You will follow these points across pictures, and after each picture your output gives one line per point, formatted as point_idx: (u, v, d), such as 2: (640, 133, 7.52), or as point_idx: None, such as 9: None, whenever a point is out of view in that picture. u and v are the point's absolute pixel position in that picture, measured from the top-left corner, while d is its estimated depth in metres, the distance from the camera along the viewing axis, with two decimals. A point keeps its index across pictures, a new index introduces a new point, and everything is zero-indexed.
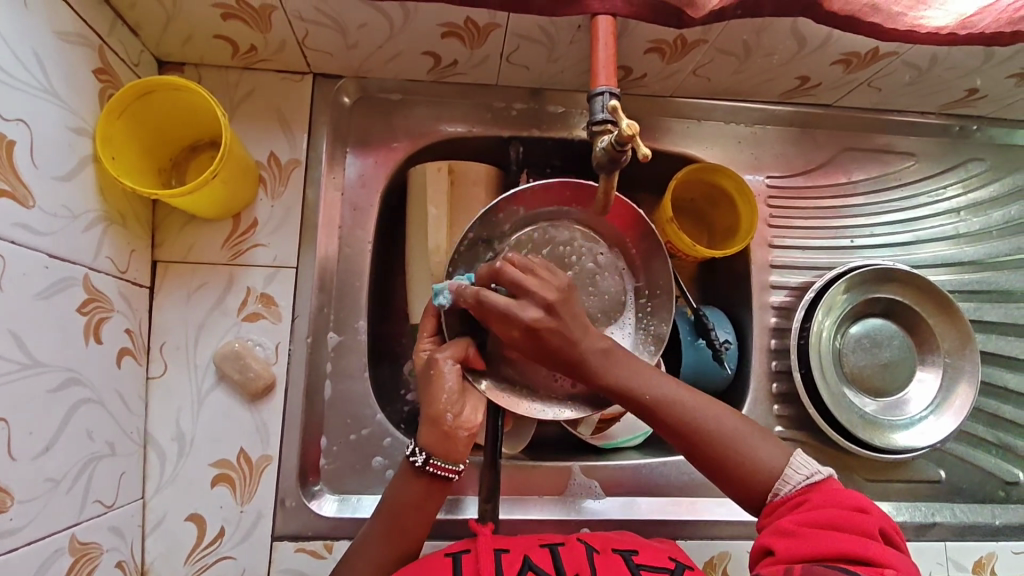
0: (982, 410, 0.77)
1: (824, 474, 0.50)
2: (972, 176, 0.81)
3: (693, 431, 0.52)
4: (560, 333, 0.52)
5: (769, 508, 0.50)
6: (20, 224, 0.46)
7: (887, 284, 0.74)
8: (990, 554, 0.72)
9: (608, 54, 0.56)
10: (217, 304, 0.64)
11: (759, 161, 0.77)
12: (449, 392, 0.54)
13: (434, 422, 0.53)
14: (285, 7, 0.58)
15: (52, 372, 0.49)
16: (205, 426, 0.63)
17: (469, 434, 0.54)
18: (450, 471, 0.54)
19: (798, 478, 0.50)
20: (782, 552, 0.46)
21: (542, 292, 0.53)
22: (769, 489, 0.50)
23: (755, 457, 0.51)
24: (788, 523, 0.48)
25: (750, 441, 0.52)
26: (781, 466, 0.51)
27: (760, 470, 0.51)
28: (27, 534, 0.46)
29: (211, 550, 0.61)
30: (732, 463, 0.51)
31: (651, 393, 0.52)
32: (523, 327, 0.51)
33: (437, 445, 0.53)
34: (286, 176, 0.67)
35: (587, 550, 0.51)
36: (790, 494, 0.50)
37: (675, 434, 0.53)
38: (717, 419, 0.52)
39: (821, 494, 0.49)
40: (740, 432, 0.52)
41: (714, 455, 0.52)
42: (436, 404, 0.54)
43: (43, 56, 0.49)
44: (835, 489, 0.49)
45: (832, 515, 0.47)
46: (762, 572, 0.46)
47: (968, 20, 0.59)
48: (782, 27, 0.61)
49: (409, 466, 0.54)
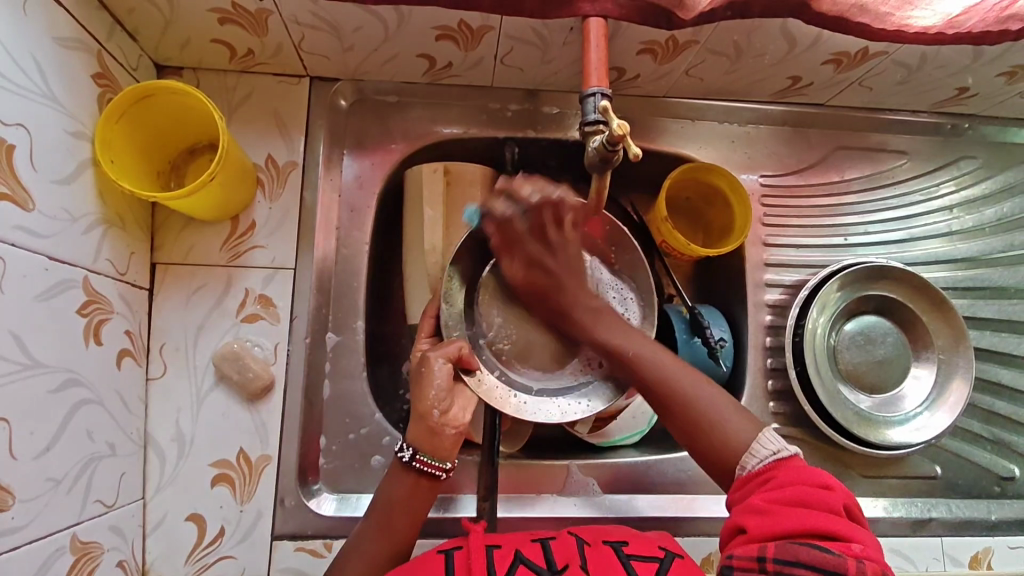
0: (976, 406, 0.78)
1: (789, 451, 0.50)
2: (964, 174, 0.82)
3: (666, 390, 0.55)
4: (553, 274, 0.61)
5: (738, 488, 0.50)
6: (19, 227, 0.47)
7: (880, 282, 0.75)
8: (985, 549, 0.72)
9: (600, 56, 0.57)
10: (216, 305, 0.65)
11: (753, 161, 0.78)
12: (437, 389, 0.55)
13: (420, 419, 0.55)
14: (281, 11, 0.58)
15: (52, 373, 0.50)
16: (205, 426, 0.63)
17: (457, 431, 0.56)
18: (437, 468, 0.55)
19: (765, 453, 0.50)
20: (754, 530, 0.46)
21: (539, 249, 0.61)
22: (738, 462, 0.51)
23: (724, 428, 0.52)
24: (757, 502, 0.47)
25: (722, 415, 0.53)
26: (750, 441, 0.51)
27: (730, 442, 0.52)
28: (29, 532, 0.47)
29: (211, 550, 0.61)
30: (702, 431, 0.53)
31: (632, 348, 0.57)
32: (525, 241, 0.61)
33: (423, 439, 0.55)
34: (284, 178, 0.68)
35: (577, 542, 0.51)
36: (758, 471, 0.49)
37: (653, 396, 0.56)
38: (692, 384, 0.55)
39: (787, 471, 0.48)
40: (714, 406, 0.53)
41: (685, 422, 0.54)
42: (423, 400, 0.55)
43: (42, 62, 0.50)
44: (801, 466, 0.49)
45: (799, 491, 0.46)
46: (734, 553, 0.46)
47: (956, 20, 0.60)
48: (772, 28, 0.62)
49: (398, 461, 0.55)
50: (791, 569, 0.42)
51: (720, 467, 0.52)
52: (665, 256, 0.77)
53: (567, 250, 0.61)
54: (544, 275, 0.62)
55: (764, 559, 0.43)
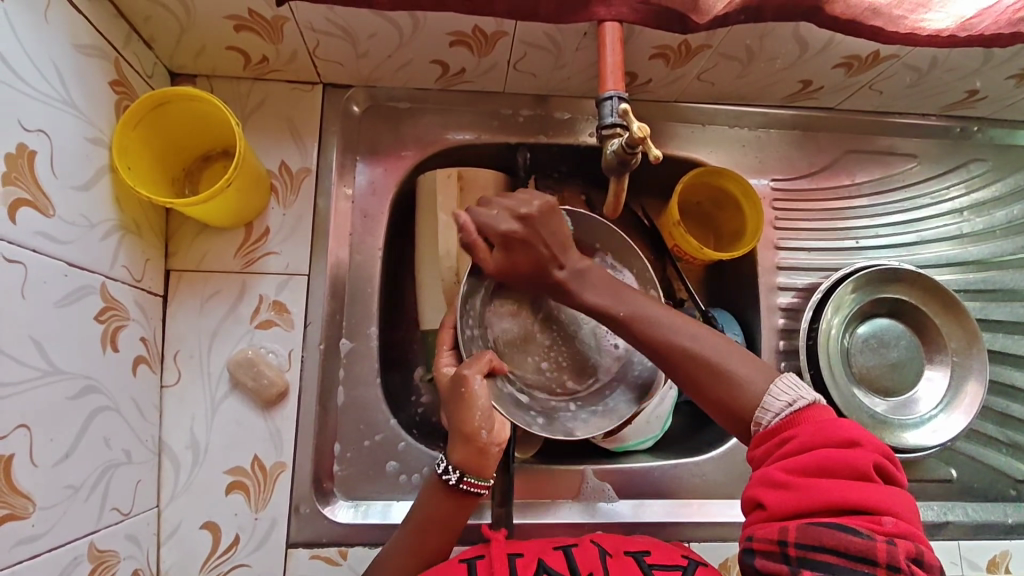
0: (990, 409, 0.77)
1: (807, 400, 0.49)
2: (974, 177, 0.82)
3: (668, 346, 0.53)
4: (528, 247, 0.57)
5: (759, 444, 0.49)
6: (40, 233, 0.47)
7: (893, 284, 0.75)
8: (1002, 553, 0.72)
9: (615, 59, 0.57)
10: (230, 312, 0.65)
11: (763, 164, 0.78)
12: (482, 409, 0.54)
13: (469, 439, 0.54)
14: (297, 18, 0.59)
15: (71, 380, 0.50)
16: (219, 432, 0.63)
17: (500, 448, 0.55)
18: (483, 488, 0.54)
19: (780, 407, 0.49)
20: (774, 508, 0.45)
21: (511, 220, 0.57)
22: (752, 418, 0.50)
23: (733, 380, 0.51)
24: (775, 474, 0.46)
25: (728, 364, 0.52)
26: (761, 394, 0.50)
27: (741, 397, 0.51)
28: (48, 540, 0.47)
29: (226, 558, 0.61)
30: (709, 383, 0.52)
31: (625, 310, 0.55)
32: (498, 235, 0.57)
33: (472, 460, 0.54)
34: (297, 184, 0.68)
35: (599, 552, 0.51)
36: (775, 427, 0.49)
37: (656, 356, 0.54)
38: (689, 336, 0.53)
39: (807, 430, 0.47)
40: (725, 359, 0.52)
41: (696, 383, 0.52)
42: (471, 420, 0.54)
43: (63, 70, 0.50)
44: (822, 422, 0.47)
45: (818, 458, 0.45)
46: (756, 535, 0.46)
47: (968, 23, 0.60)
48: (785, 32, 0.62)
49: (441, 482, 0.54)
50: (815, 554, 0.42)
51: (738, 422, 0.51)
52: (676, 259, 0.78)
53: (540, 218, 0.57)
54: (524, 252, 0.57)
55: (786, 544, 0.43)
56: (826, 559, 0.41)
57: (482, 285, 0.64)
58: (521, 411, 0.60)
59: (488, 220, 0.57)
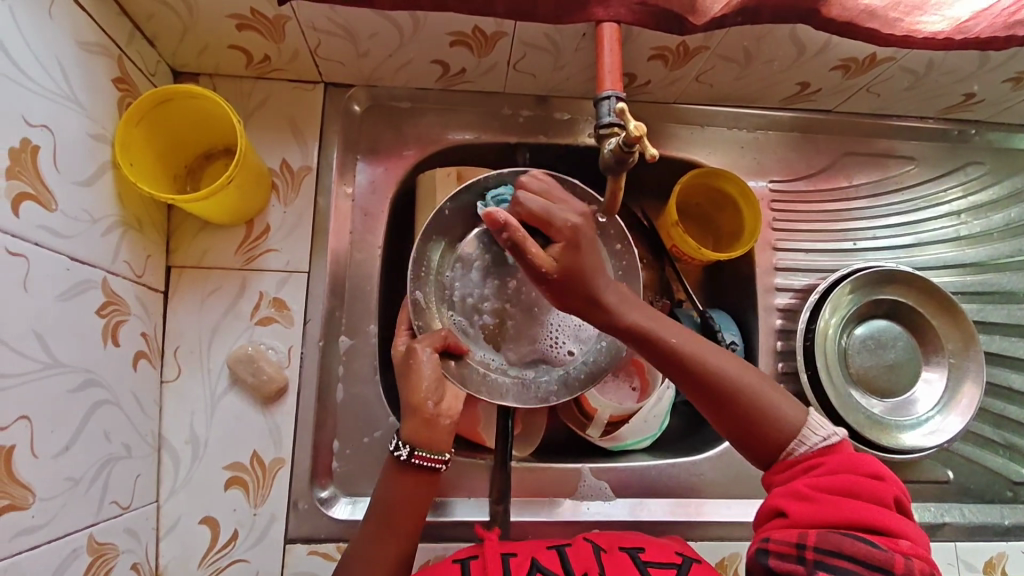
0: (988, 410, 0.78)
1: (840, 435, 0.50)
2: (971, 180, 0.83)
3: (715, 380, 0.51)
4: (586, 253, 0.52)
5: (783, 468, 0.50)
6: (42, 226, 0.47)
7: (889, 286, 0.75)
8: (999, 554, 0.72)
9: (614, 59, 0.58)
10: (230, 308, 0.65)
11: (761, 166, 0.78)
12: (428, 381, 0.57)
13: (416, 411, 0.56)
14: (298, 17, 0.59)
15: (72, 373, 0.50)
16: (218, 428, 0.63)
17: (451, 421, 0.57)
18: (437, 461, 0.55)
19: (816, 440, 0.50)
20: (795, 516, 0.46)
21: (569, 216, 0.53)
22: (786, 447, 0.50)
23: (773, 412, 0.51)
24: (801, 487, 0.47)
25: (769, 396, 0.51)
26: (800, 425, 0.51)
27: (779, 429, 0.50)
28: (47, 531, 0.47)
29: (225, 553, 0.61)
30: (750, 417, 0.51)
31: (676, 336, 0.52)
32: (566, 229, 0.52)
33: (420, 434, 0.55)
34: (299, 182, 0.68)
35: (593, 549, 0.51)
36: (806, 455, 0.50)
37: (697, 388, 0.52)
38: (731, 367, 0.52)
39: (838, 459, 0.48)
40: (763, 388, 0.52)
41: (735, 418, 0.51)
42: (418, 392, 0.56)
43: (67, 67, 0.51)
44: (854, 453, 0.49)
45: (848, 480, 0.46)
46: (773, 537, 0.47)
47: (964, 25, 0.61)
48: (782, 34, 0.63)
49: (395, 460, 0.55)
50: (835, 559, 0.43)
51: (768, 454, 0.51)
52: (674, 259, 0.78)
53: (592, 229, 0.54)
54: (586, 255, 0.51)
55: (804, 547, 0.44)
56: (844, 565, 0.42)
57: (432, 245, 0.66)
58: (504, 384, 0.63)
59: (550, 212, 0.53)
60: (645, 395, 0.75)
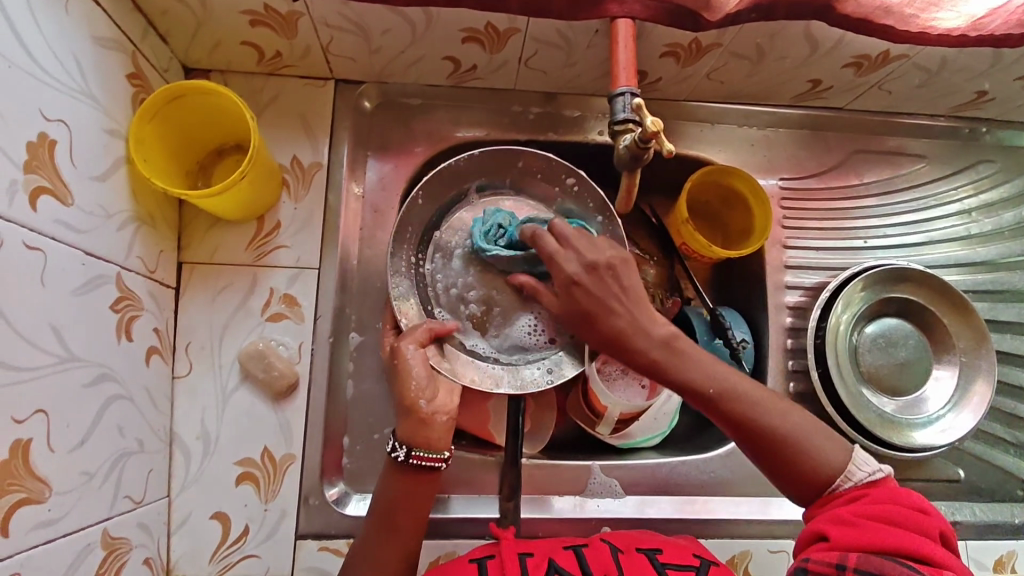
0: (998, 409, 0.77)
1: (884, 472, 0.51)
2: (982, 178, 0.82)
3: (759, 424, 0.53)
4: (593, 294, 0.55)
5: (827, 500, 0.52)
6: (59, 221, 0.47)
7: (901, 284, 0.75)
8: (1010, 552, 0.71)
9: (628, 55, 0.58)
10: (242, 304, 0.65)
11: (771, 164, 0.78)
12: (418, 379, 0.57)
13: (410, 412, 0.56)
14: (312, 13, 0.59)
15: (87, 367, 0.50)
16: (229, 424, 0.63)
17: (447, 418, 0.57)
18: (436, 460, 0.55)
19: (862, 475, 0.51)
20: (836, 539, 0.47)
21: (574, 263, 0.56)
22: (831, 484, 0.52)
23: (816, 451, 0.52)
24: (845, 514, 0.49)
25: (811, 436, 0.53)
26: (844, 463, 0.52)
27: (824, 468, 0.52)
28: (63, 525, 0.47)
29: (236, 548, 0.61)
30: (795, 458, 0.52)
31: (714, 387, 0.53)
32: (565, 279, 0.56)
33: (416, 433, 0.55)
34: (309, 178, 0.69)
35: (611, 550, 0.51)
36: (851, 490, 0.51)
37: (742, 432, 0.53)
38: (773, 410, 0.53)
39: (881, 493, 0.50)
40: (805, 427, 0.53)
41: (781, 460, 0.52)
42: (409, 392, 0.56)
43: (83, 62, 0.51)
44: (896, 488, 0.51)
45: (891, 511, 0.48)
46: (812, 557, 0.47)
47: (979, 22, 0.61)
48: (795, 31, 0.63)
49: (392, 461, 0.55)
50: None
51: (816, 493, 0.52)
52: (683, 257, 0.78)
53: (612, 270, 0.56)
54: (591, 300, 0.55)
55: (844, 566, 0.45)
56: None
57: (409, 240, 0.66)
58: (494, 371, 0.63)
59: (553, 260, 0.56)
60: (655, 392, 0.72)
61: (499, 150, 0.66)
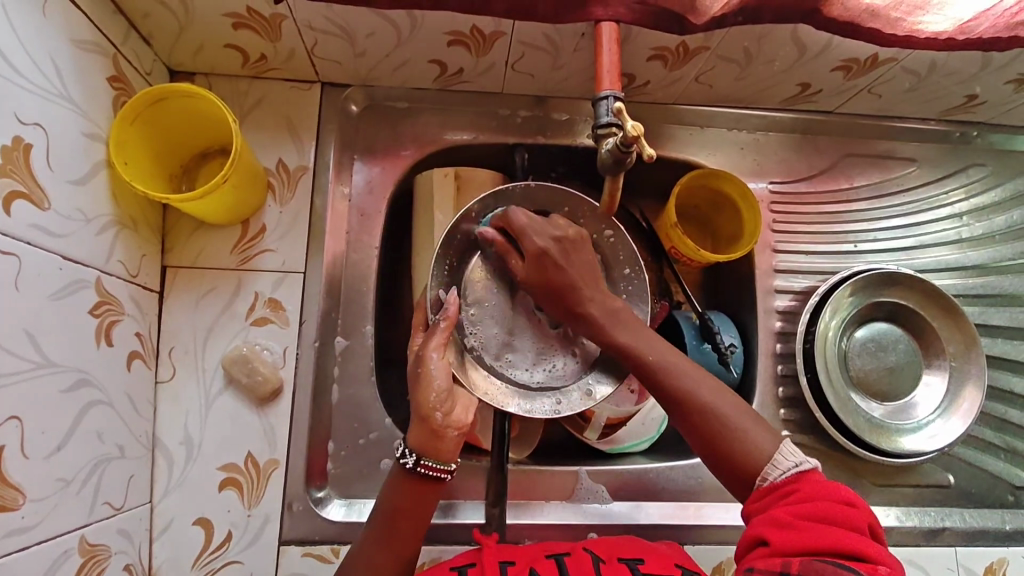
0: (989, 414, 0.77)
1: (812, 463, 0.49)
2: (973, 182, 0.82)
3: (693, 401, 0.52)
4: (562, 269, 0.57)
5: (760, 497, 0.49)
6: (34, 226, 0.47)
7: (893, 288, 0.75)
8: (999, 560, 0.71)
9: (612, 59, 0.57)
10: (226, 308, 0.65)
11: (761, 167, 0.78)
12: (437, 390, 0.54)
13: (424, 421, 0.54)
14: (295, 16, 0.59)
15: (64, 373, 0.50)
16: (212, 428, 0.63)
17: (458, 433, 0.55)
18: (441, 471, 0.54)
19: (788, 465, 0.49)
20: (776, 545, 0.45)
21: (545, 237, 0.58)
22: (758, 472, 0.50)
23: (745, 438, 0.51)
24: (778, 514, 0.46)
25: (742, 422, 0.51)
26: (771, 452, 0.50)
27: (751, 456, 0.50)
28: (37, 533, 0.47)
29: (218, 555, 0.61)
30: (724, 440, 0.51)
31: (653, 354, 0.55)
32: (536, 250, 0.57)
33: (428, 443, 0.54)
34: (294, 182, 0.68)
35: (593, 560, 0.51)
36: (780, 482, 0.48)
37: (677, 410, 0.53)
38: (711, 394, 0.53)
39: (811, 485, 0.48)
40: (738, 415, 0.52)
41: (712, 441, 0.51)
42: (427, 400, 0.54)
43: (61, 66, 0.51)
44: (823, 480, 0.48)
45: (821, 508, 0.45)
46: (756, 567, 0.45)
47: (966, 26, 0.60)
48: (783, 35, 0.63)
49: (403, 470, 0.54)
50: None
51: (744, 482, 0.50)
52: (673, 261, 0.77)
53: (578, 247, 0.59)
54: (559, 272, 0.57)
55: None
56: None
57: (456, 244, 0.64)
58: (506, 390, 0.62)
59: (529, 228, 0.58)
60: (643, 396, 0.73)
61: (554, 188, 0.64)
